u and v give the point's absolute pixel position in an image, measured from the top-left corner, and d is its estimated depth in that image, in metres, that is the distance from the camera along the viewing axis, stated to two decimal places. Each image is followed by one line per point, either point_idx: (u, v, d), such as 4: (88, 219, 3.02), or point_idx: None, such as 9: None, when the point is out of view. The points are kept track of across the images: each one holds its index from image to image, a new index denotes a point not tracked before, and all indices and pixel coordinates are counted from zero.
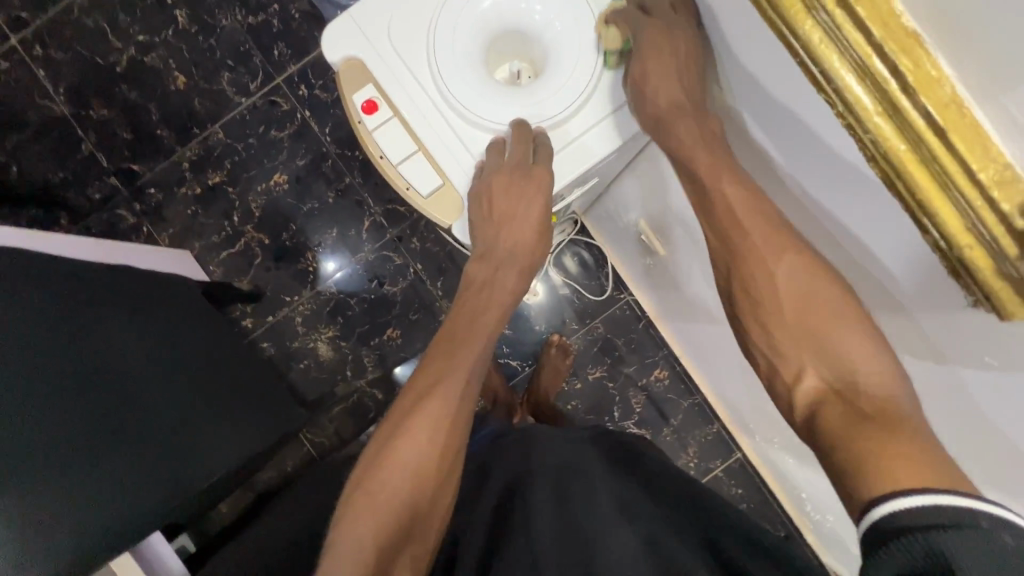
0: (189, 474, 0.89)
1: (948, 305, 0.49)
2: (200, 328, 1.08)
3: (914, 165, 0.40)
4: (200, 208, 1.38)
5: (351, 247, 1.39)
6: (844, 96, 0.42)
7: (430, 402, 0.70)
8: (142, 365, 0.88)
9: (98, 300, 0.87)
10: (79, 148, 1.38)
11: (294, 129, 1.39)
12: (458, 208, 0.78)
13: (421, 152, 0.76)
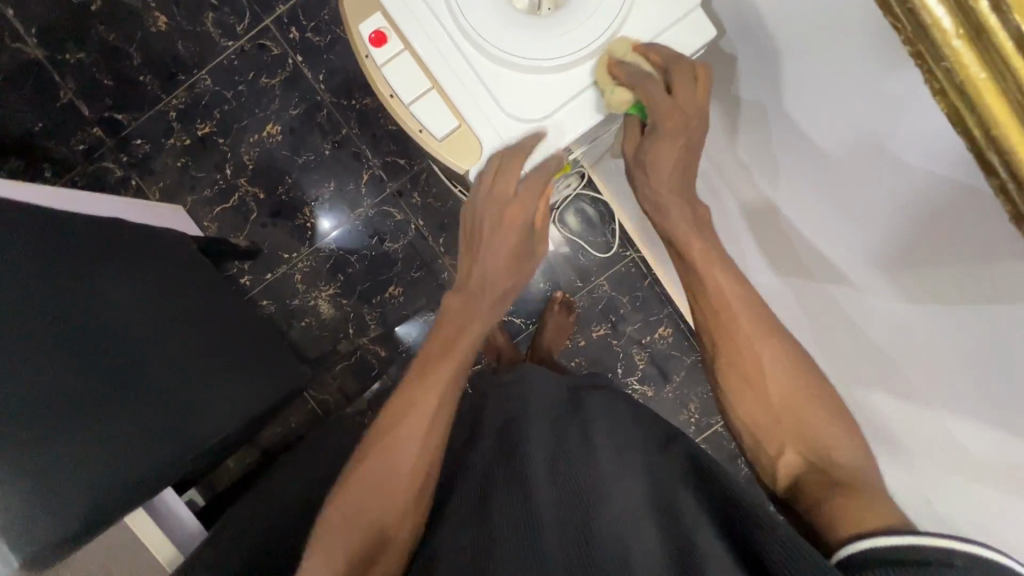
0: (197, 430, 0.88)
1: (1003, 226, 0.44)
2: (199, 283, 1.05)
3: (991, 94, 0.35)
4: (190, 160, 1.32)
5: (350, 202, 1.34)
6: (919, 16, 0.37)
7: (407, 420, 0.70)
8: (142, 319, 0.85)
9: (91, 252, 0.84)
10: (57, 95, 1.30)
11: (286, 75, 1.32)
12: (474, 152, 0.73)
13: (436, 90, 0.72)
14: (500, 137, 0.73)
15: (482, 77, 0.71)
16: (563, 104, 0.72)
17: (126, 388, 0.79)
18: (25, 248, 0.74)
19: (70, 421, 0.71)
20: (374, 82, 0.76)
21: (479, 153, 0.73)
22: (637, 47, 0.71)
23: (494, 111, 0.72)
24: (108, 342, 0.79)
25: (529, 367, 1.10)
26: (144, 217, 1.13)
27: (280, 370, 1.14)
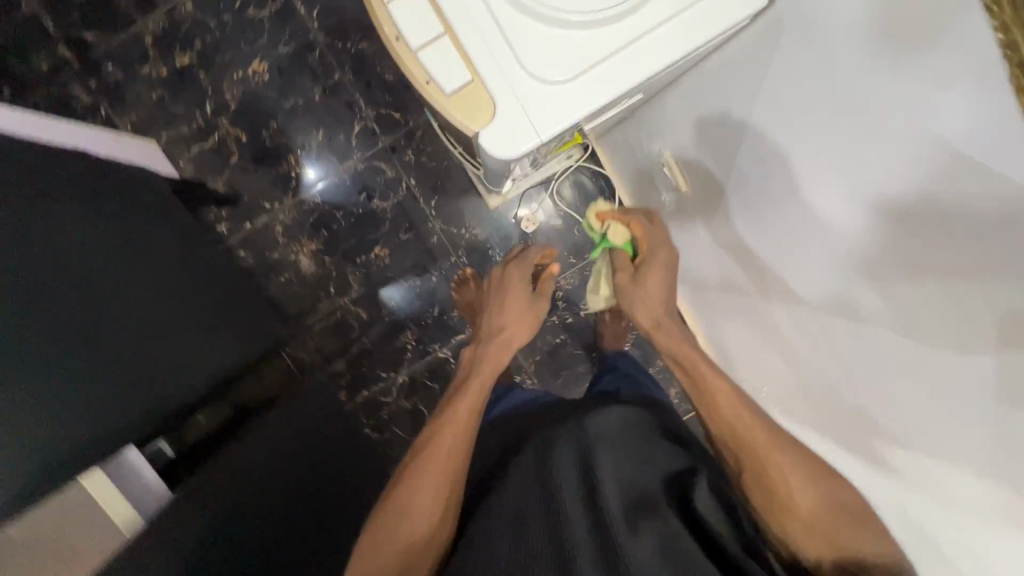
0: (163, 384, 0.84)
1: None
2: (170, 227, 0.98)
3: None
4: (167, 93, 1.22)
5: (339, 153, 1.26)
6: None
7: (429, 448, 0.78)
8: (106, 262, 0.79)
9: (50, 183, 0.77)
10: (19, 6, 1.17)
11: (277, 9, 1.22)
12: (485, 111, 0.67)
13: (449, 38, 0.66)
14: (515, 96, 0.67)
15: (501, 28, 0.65)
16: (586, 68, 0.66)
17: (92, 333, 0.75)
18: None
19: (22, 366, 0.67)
20: (381, 22, 0.69)
21: (493, 112, 0.67)
22: (671, 15, 0.65)
23: (511, 69, 0.66)
24: (69, 284, 0.74)
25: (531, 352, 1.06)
26: (115, 151, 1.05)
27: (255, 327, 1.09)
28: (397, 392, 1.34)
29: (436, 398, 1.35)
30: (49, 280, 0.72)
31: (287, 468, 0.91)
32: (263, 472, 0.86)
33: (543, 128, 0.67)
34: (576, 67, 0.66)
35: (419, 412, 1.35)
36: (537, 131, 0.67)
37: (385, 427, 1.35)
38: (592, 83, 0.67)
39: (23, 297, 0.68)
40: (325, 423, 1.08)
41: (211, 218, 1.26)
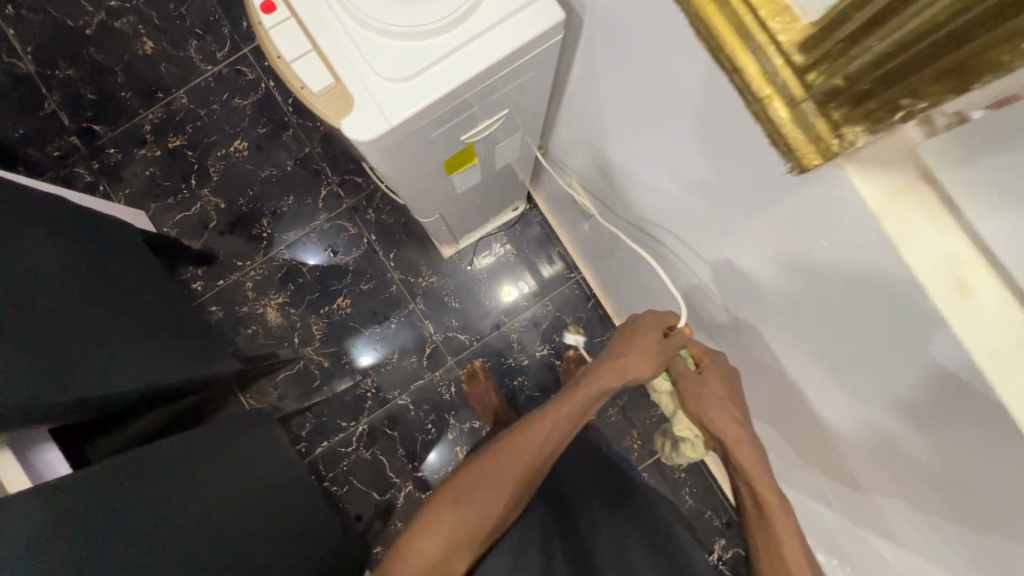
0: (107, 376, 0.77)
1: (712, 223, 0.57)
2: (148, 273, 1.03)
3: (711, 7, 0.34)
4: (159, 170, 1.38)
5: (307, 216, 1.39)
6: (727, 57, 0.35)
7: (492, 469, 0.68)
8: (76, 280, 0.81)
9: (46, 219, 0.83)
10: (41, 106, 1.37)
11: (258, 97, 1.40)
12: (376, 108, 0.52)
13: (293, 19, 0.52)
14: (383, 87, 0.52)
15: (347, 6, 0.51)
16: (482, 23, 0.52)
17: (28, 342, 0.68)
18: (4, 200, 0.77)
19: (30, 340, 0.68)
20: (281, 77, 0.54)
21: (379, 101, 0.52)
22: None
23: (390, 45, 0.52)
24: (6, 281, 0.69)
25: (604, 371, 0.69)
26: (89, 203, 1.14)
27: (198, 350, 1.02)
28: (357, 442, 1.35)
29: (395, 447, 1.35)
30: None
31: (193, 523, 0.74)
32: (214, 493, 0.81)
33: (452, 81, 0.52)
34: (456, 8, 0.51)
35: (379, 462, 1.35)
36: (422, 102, 0.52)
37: (343, 479, 1.34)
38: (493, 39, 0.53)
39: (20, 285, 0.71)
40: (280, 463, 1.05)
41: (187, 277, 1.36)
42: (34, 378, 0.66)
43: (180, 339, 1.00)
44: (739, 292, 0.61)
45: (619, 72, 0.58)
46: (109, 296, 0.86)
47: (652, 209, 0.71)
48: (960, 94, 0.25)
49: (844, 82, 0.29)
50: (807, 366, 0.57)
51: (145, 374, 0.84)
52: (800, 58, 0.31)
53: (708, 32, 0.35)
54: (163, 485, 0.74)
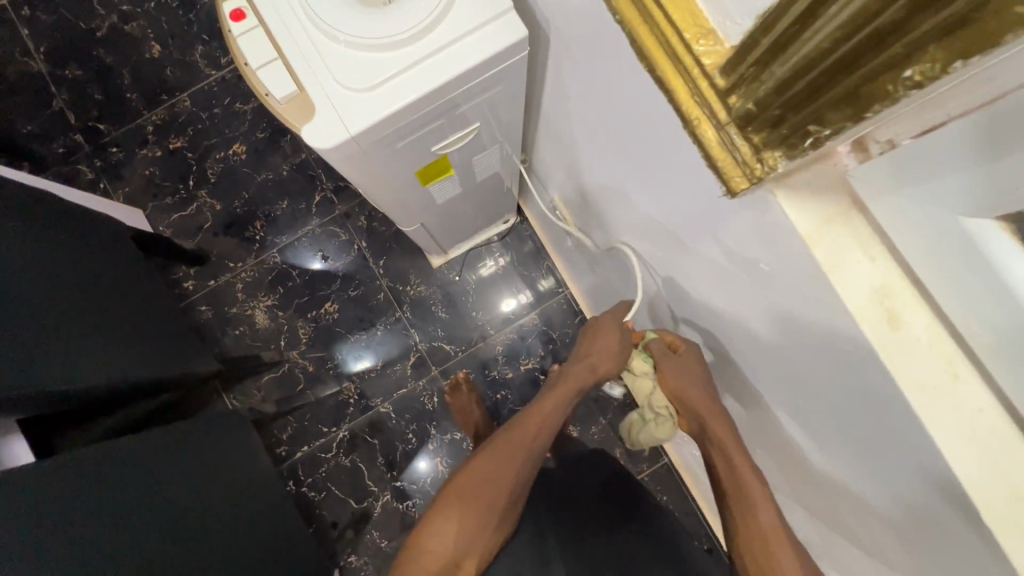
0: (81, 368, 0.77)
1: (675, 242, 0.57)
2: (135, 271, 1.04)
3: (642, 29, 0.34)
4: (158, 170, 1.41)
5: (300, 220, 1.41)
6: (659, 79, 0.35)
7: (499, 464, 0.69)
8: (58, 273, 0.82)
9: (35, 213, 0.85)
10: (50, 104, 1.41)
11: (259, 103, 1.43)
12: (336, 116, 0.53)
13: (260, 28, 0.53)
14: (345, 96, 0.53)
15: (312, 16, 0.52)
16: (445, 35, 0.53)
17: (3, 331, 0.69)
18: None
19: (6, 328, 0.69)
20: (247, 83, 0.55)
21: (339, 110, 0.53)
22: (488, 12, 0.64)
23: (354, 54, 0.53)
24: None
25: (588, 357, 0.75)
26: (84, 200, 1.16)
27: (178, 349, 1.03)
28: (337, 448, 1.35)
29: (375, 455, 1.35)
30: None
31: (154, 520, 0.74)
32: (180, 492, 0.81)
33: (413, 92, 0.53)
34: (419, 19, 0.51)
35: (358, 469, 1.34)
36: (383, 111, 0.53)
37: (321, 485, 1.33)
38: (456, 51, 0.53)
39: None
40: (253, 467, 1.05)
41: (178, 276, 1.38)
42: (6, 366, 0.67)
43: (160, 337, 1.01)
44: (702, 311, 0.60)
45: (585, 91, 0.58)
46: (91, 291, 0.87)
47: (623, 227, 0.71)
48: (857, 124, 0.24)
49: (756, 106, 0.28)
50: (766, 392, 0.56)
51: (118, 369, 0.84)
52: (722, 81, 0.31)
53: (641, 53, 0.35)
54: (127, 479, 0.74)
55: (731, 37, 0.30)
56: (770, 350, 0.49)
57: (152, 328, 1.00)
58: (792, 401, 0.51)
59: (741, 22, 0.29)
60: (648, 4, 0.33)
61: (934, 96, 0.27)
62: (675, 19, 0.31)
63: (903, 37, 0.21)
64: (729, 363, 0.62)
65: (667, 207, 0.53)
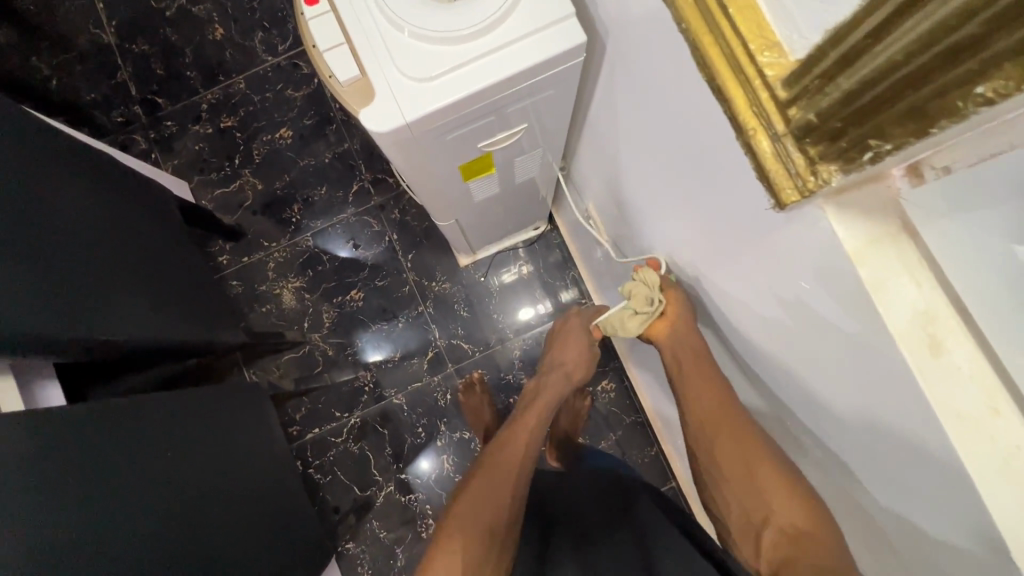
0: (117, 325, 0.80)
1: (717, 258, 0.57)
2: (178, 241, 1.08)
3: (706, 39, 0.35)
4: (207, 146, 1.46)
5: (336, 208, 1.44)
6: (719, 89, 0.35)
7: (491, 486, 0.76)
8: (105, 232, 0.85)
9: (94, 174, 0.89)
10: (114, 75, 1.48)
11: (309, 91, 1.48)
12: (394, 103, 0.55)
13: (331, 13, 0.56)
14: (404, 85, 0.55)
15: (382, 7, 0.54)
16: (505, 35, 0.54)
17: (49, 279, 0.71)
18: (59, 149, 0.83)
19: (59, 278, 0.73)
20: (312, 64, 0.57)
21: (397, 98, 0.55)
22: None
23: (416, 46, 0.55)
24: (44, 221, 0.74)
25: (557, 371, 0.93)
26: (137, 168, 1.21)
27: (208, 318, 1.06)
28: (348, 434, 1.36)
29: (383, 445, 1.36)
30: (14, 205, 0.70)
31: (168, 479, 0.75)
32: (200, 454, 0.83)
33: (470, 87, 0.54)
34: (483, 18, 0.53)
35: (365, 457, 1.35)
36: (438, 104, 0.54)
37: (328, 469, 1.35)
38: (514, 53, 0.55)
39: (58, 227, 0.76)
40: (267, 444, 1.06)
41: (214, 249, 1.42)
42: (54, 312, 0.70)
43: (194, 305, 1.04)
44: (740, 328, 0.60)
45: (638, 102, 0.60)
46: (136, 255, 0.91)
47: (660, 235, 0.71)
48: (921, 139, 0.25)
49: (817, 118, 0.29)
50: (800, 408, 0.55)
51: (151, 330, 0.87)
52: (782, 93, 0.31)
53: (703, 61, 0.36)
54: (148, 435, 0.76)
55: (796, 51, 0.31)
56: (809, 371, 0.49)
57: (186, 293, 1.03)
58: (828, 420, 0.50)
59: (810, 36, 0.30)
60: (715, 15, 0.34)
61: (999, 123, 0.27)
62: (742, 32, 0.32)
63: (979, 53, 0.21)
64: (761, 375, 0.61)
65: (709, 210, 0.54)
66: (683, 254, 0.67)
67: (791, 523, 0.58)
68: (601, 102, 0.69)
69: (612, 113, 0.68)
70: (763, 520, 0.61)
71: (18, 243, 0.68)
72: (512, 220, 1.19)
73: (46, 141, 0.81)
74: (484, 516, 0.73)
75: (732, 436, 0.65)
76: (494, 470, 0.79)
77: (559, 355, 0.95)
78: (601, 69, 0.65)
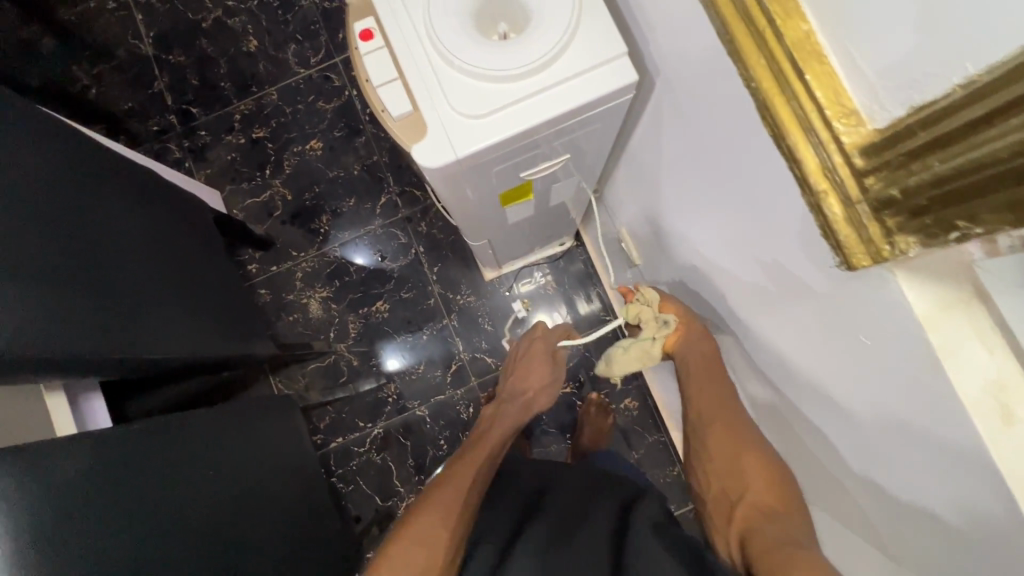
0: (157, 341, 0.81)
1: (770, 296, 0.57)
2: (212, 253, 1.09)
3: (779, 101, 0.37)
4: (239, 156, 1.49)
5: (363, 219, 1.46)
6: (789, 149, 0.38)
7: (454, 482, 0.83)
8: (149, 248, 0.87)
9: (139, 191, 0.90)
10: (151, 85, 1.51)
11: (340, 103, 1.50)
12: (444, 138, 0.55)
13: (385, 49, 0.57)
14: (455, 120, 0.55)
15: (437, 45, 0.55)
16: (555, 74, 0.55)
17: (97, 294, 0.73)
18: (108, 166, 0.85)
19: (107, 296, 0.74)
20: (365, 97, 0.59)
21: (447, 133, 0.55)
22: None
23: (468, 83, 0.55)
24: (95, 238, 0.76)
25: (522, 394, 1.03)
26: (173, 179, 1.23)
27: (241, 331, 1.07)
28: (370, 444, 1.38)
29: (405, 456, 1.37)
30: (68, 224, 0.72)
31: (206, 492, 0.76)
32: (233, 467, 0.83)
33: (521, 124, 0.55)
34: (535, 57, 0.54)
35: (387, 468, 1.36)
36: (489, 139, 0.55)
37: (350, 478, 1.36)
38: (562, 91, 0.55)
39: (104, 244, 0.77)
40: (295, 455, 1.08)
41: (244, 258, 1.45)
42: (101, 330, 0.72)
43: (226, 318, 1.05)
44: (784, 364, 0.61)
45: (693, 139, 0.60)
46: (175, 270, 0.93)
47: (706, 270, 0.72)
48: (1013, 227, 0.27)
49: (901, 193, 0.32)
50: (851, 451, 0.55)
51: (191, 345, 0.89)
52: (859, 162, 0.34)
53: (774, 121, 0.38)
54: (184, 451, 0.76)
55: (874, 121, 0.34)
56: (872, 418, 0.49)
57: (220, 305, 1.05)
58: (883, 466, 0.50)
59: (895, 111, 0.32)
60: (792, 80, 0.37)
61: None
62: (823, 102, 0.35)
63: None
64: (807, 413, 0.61)
65: (763, 251, 0.56)
66: (730, 288, 0.67)
67: (763, 501, 0.69)
68: (650, 133, 0.70)
69: (662, 145, 0.68)
70: (739, 497, 0.71)
71: (68, 259, 0.70)
72: (541, 238, 1.19)
73: (94, 157, 0.82)
74: (447, 508, 0.79)
75: (727, 428, 0.76)
76: (458, 470, 0.86)
77: (525, 379, 1.04)
78: (653, 103, 0.66)
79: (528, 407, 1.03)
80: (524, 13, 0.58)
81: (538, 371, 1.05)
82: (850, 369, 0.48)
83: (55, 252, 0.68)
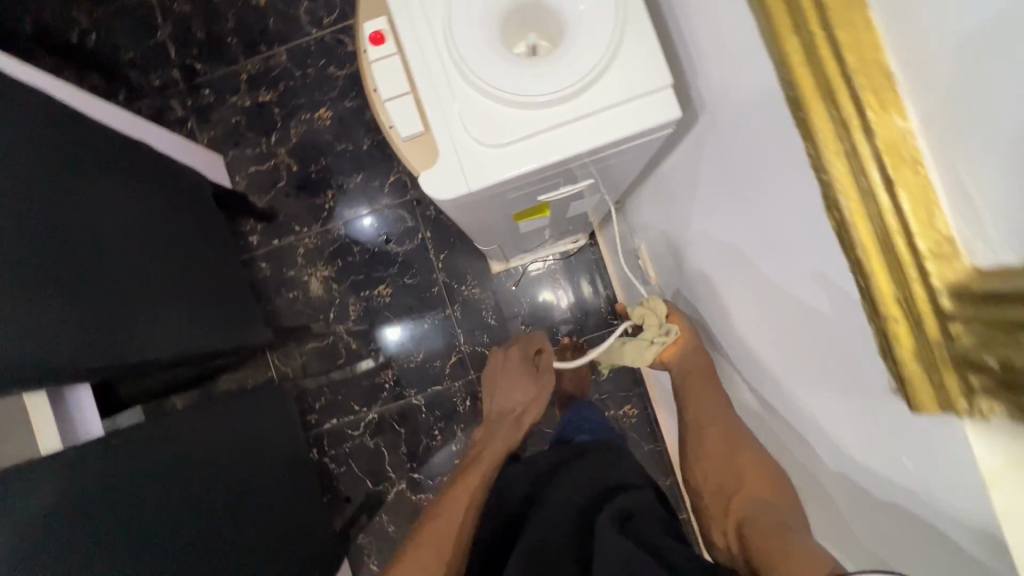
0: (148, 334, 0.78)
1: (810, 362, 0.54)
2: (211, 231, 1.04)
3: (861, 220, 0.38)
4: (244, 120, 1.41)
5: (370, 197, 1.40)
6: (866, 274, 0.39)
7: (448, 511, 0.81)
8: (143, 232, 0.82)
9: (135, 169, 0.85)
10: (154, 35, 1.42)
11: (352, 70, 1.41)
12: (456, 164, 0.49)
13: (397, 56, 0.51)
14: (472, 147, 0.49)
15: (455, 59, 0.49)
16: (591, 103, 0.48)
17: (82, 287, 0.68)
18: (100, 143, 0.79)
19: (96, 289, 0.70)
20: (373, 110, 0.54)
21: (460, 159, 0.49)
22: None
23: (489, 103, 0.49)
24: (84, 226, 0.71)
25: (512, 409, 0.96)
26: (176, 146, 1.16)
27: (236, 315, 1.04)
28: (364, 428, 1.37)
29: (399, 443, 1.36)
30: (53, 212, 0.67)
31: (194, 495, 0.75)
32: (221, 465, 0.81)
33: (550, 155, 0.49)
34: (567, 83, 0.47)
35: (379, 453, 1.36)
36: (507, 173, 0.49)
37: (342, 460, 1.36)
38: (595, 123, 0.49)
39: (94, 231, 0.72)
40: (286, 445, 1.06)
41: (246, 229, 1.40)
42: (88, 327, 0.68)
43: (223, 301, 1.01)
44: (814, 429, 0.57)
45: (741, 181, 0.55)
46: (171, 254, 0.88)
47: (733, 313, 0.68)
48: None
49: (991, 355, 0.33)
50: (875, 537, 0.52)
51: (183, 336, 0.85)
52: (947, 306, 0.35)
53: (854, 242, 0.39)
54: (168, 452, 0.74)
55: (971, 256, 0.34)
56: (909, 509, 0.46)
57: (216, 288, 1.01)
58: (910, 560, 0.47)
59: (995, 257, 0.33)
60: (882, 200, 0.37)
61: None
62: (916, 232, 0.35)
63: None
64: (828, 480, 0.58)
65: (805, 320, 0.52)
66: (761, 339, 0.63)
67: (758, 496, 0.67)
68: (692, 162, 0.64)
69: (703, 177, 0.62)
70: (735, 493, 0.69)
71: (50, 251, 0.65)
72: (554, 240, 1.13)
73: (83, 129, 0.77)
74: (442, 543, 0.77)
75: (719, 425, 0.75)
76: (453, 497, 0.83)
77: (512, 395, 0.97)
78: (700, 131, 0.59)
79: (520, 424, 0.95)
80: (557, 24, 0.51)
81: (525, 385, 0.97)
82: (869, 440, 0.49)
83: (34, 240, 0.64)
